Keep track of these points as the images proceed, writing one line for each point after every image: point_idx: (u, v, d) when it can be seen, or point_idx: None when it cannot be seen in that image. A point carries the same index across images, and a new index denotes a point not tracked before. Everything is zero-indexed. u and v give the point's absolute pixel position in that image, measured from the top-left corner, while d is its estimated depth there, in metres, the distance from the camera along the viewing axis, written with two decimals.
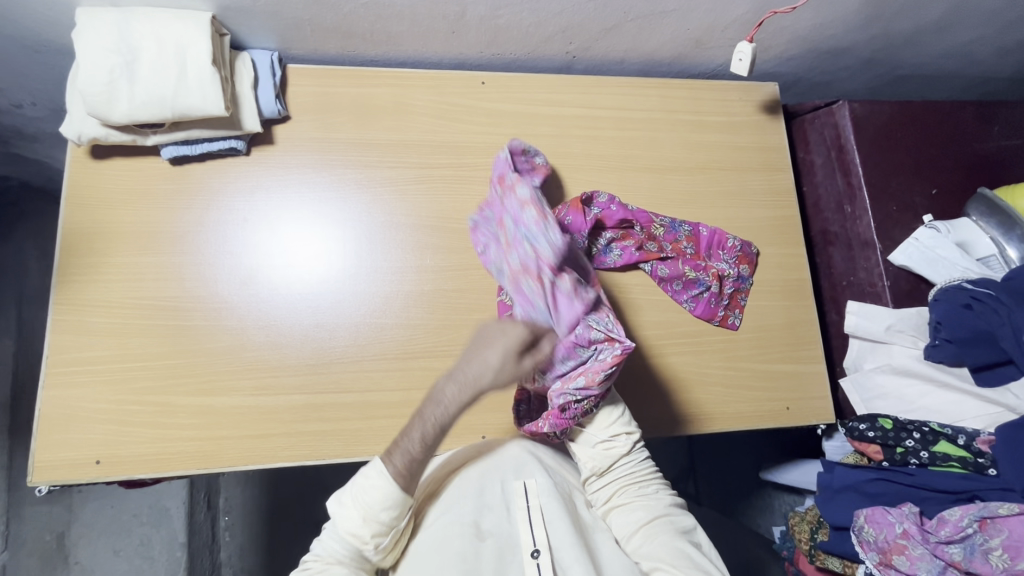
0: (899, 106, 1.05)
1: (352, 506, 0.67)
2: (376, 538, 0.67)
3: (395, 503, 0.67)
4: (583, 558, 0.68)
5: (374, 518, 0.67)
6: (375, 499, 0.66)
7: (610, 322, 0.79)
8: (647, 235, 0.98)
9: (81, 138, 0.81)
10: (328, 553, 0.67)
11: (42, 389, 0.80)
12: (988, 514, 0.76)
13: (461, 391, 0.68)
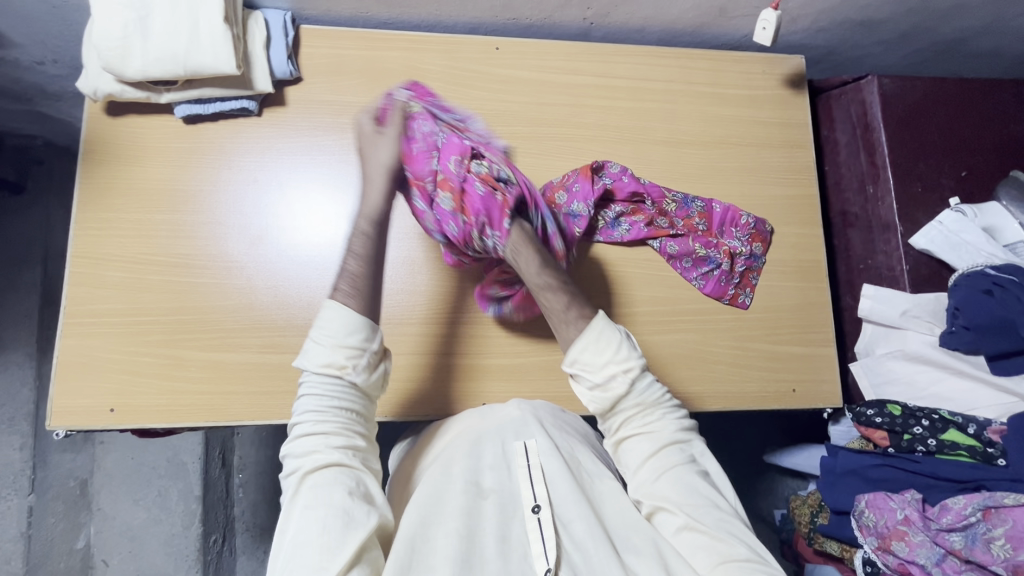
0: (932, 83, 1.00)
1: (318, 349, 0.66)
2: (354, 363, 0.66)
3: (357, 328, 0.67)
4: (585, 513, 0.68)
5: (342, 345, 0.66)
6: (336, 329, 0.66)
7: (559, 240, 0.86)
8: (658, 210, 0.96)
9: (97, 93, 0.83)
10: (314, 427, 0.64)
11: (60, 338, 0.83)
12: (993, 503, 0.75)
13: (370, 223, 0.73)
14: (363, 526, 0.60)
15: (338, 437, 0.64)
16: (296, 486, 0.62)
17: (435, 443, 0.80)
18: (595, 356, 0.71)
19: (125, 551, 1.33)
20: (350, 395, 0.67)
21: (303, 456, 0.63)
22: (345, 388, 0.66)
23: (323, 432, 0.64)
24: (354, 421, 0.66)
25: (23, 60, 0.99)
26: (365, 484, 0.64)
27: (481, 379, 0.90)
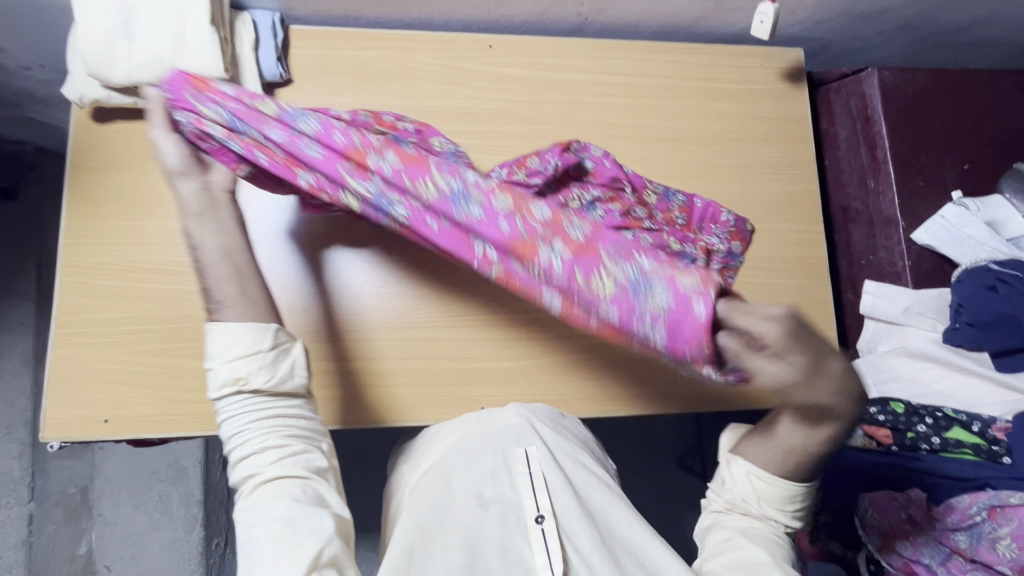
0: (933, 74, 0.98)
1: (212, 374, 0.59)
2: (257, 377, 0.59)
3: (251, 337, 0.59)
4: (588, 527, 0.68)
5: (241, 360, 0.59)
6: (229, 343, 0.59)
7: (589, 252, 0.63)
8: (637, 201, 0.89)
9: (83, 99, 0.81)
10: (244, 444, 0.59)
11: (51, 348, 0.81)
12: (998, 502, 0.74)
13: (199, 202, 0.64)
14: (317, 535, 0.56)
15: (269, 452, 0.59)
16: (243, 507, 0.58)
17: (433, 448, 0.79)
18: (762, 484, 0.65)
19: (126, 556, 1.32)
20: (261, 407, 0.60)
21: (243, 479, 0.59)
22: (252, 402, 0.60)
23: (250, 452, 0.59)
24: (281, 430, 0.60)
25: (9, 65, 0.97)
26: (315, 489, 0.59)
27: (478, 383, 0.89)
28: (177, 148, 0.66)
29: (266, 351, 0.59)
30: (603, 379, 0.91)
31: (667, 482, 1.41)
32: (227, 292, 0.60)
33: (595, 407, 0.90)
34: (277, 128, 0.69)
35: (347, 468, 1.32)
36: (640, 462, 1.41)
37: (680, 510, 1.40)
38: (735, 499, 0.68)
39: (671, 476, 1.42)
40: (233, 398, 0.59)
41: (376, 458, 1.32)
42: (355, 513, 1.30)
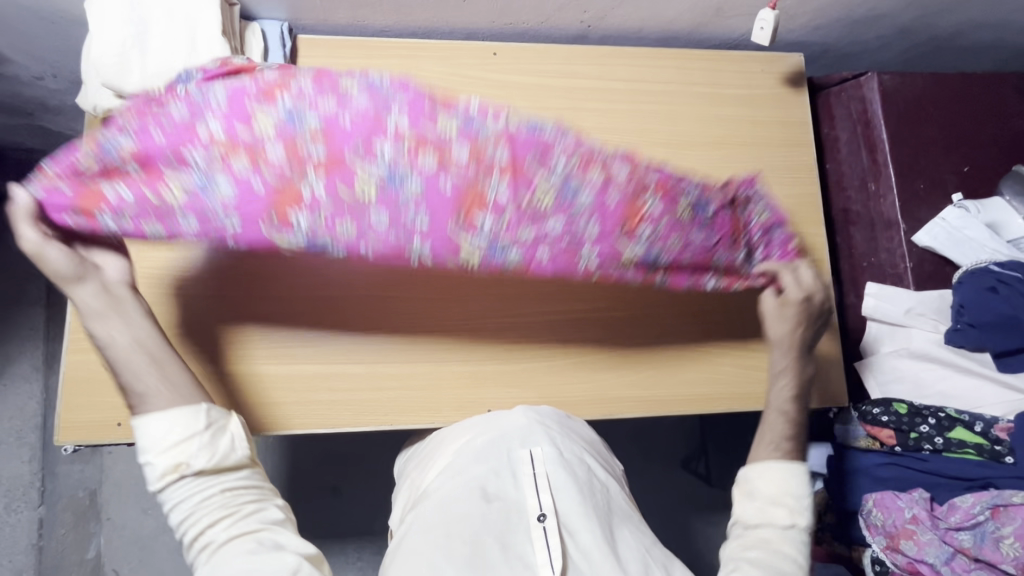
0: (932, 79, 0.99)
1: (151, 466, 0.61)
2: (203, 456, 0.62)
3: (180, 421, 0.62)
4: (592, 525, 0.69)
5: (173, 447, 0.61)
6: (159, 435, 0.61)
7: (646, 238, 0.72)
8: None
9: (97, 109, 0.83)
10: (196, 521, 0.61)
11: (66, 353, 0.83)
12: (1001, 502, 0.76)
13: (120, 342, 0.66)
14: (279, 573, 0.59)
15: (224, 523, 0.61)
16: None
17: (446, 446, 0.81)
18: (762, 483, 0.72)
19: (136, 559, 1.33)
20: (208, 483, 0.62)
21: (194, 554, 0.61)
22: (192, 486, 0.61)
23: (201, 530, 0.60)
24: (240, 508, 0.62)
25: (23, 75, 0.99)
26: (269, 538, 0.62)
27: (484, 386, 0.89)
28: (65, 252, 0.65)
29: (200, 432, 0.62)
30: (607, 381, 0.92)
31: (670, 482, 1.42)
32: (146, 383, 0.64)
33: (599, 408, 0.91)
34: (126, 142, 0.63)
35: (351, 469, 1.33)
36: (643, 463, 1.42)
37: (685, 512, 1.41)
38: (746, 516, 0.70)
39: (673, 476, 1.43)
40: (175, 484, 0.61)
41: (379, 459, 1.34)
42: (359, 513, 1.31)
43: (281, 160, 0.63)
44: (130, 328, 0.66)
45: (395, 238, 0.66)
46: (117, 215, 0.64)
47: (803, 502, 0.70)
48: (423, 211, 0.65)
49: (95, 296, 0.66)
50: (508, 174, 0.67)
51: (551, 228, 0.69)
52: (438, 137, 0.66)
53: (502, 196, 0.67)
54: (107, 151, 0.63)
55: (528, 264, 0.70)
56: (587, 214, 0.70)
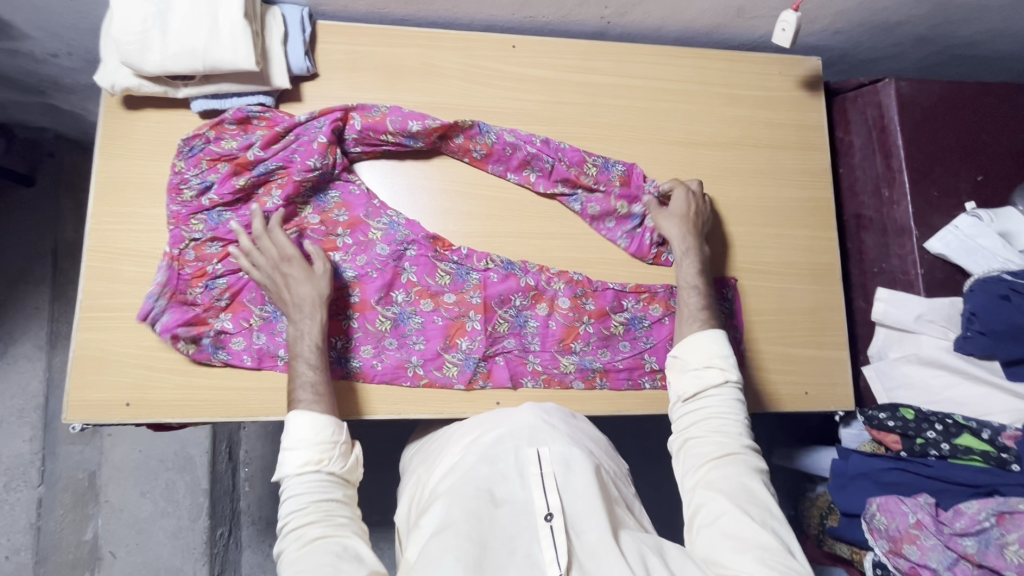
0: (950, 86, 0.99)
1: (295, 454, 0.73)
2: (327, 461, 0.73)
3: (320, 424, 0.75)
4: (599, 526, 0.68)
5: (314, 446, 0.73)
6: (305, 434, 0.74)
7: (591, 347, 0.93)
8: (577, 175, 0.94)
9: (115, 87, 0.83)
10: (300, 518, 0.70)
11: (76, 332, 0.82)
12: (1007, 508, 0.76)
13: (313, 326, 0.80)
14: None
15: (314, 525, 0.69)
16: (287, 567, 0.67)
17: (451, 448, 0.81)
18: (694, 354, 0.82)
19: (132, 543, 1.33)
20: (325, 487, 0.73)
21: (286, 547, 0.69)
22: (318, 478, 0.73)
23: (300, 523, 0.69)
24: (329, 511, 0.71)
25: (37, 52, 0.98)
26: (353, 548, 0.68)
27: (495, 379, 0.89)
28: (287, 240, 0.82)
29: (339, 441, 0.75)
30: (616, 378, 0.92)
31: (669, 483, 1.42)
32: (307, 393, 0.77)
33: (607, 405, 0.92)
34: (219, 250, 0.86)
35: None
36: (642, 462, 1.42)
37: (683, 512, 1.41)
38: (686, 391, 0.80)
39: (671, 477, 1.43)
40: (303, 474, 0.73)
41: (378, 451, 1.33)
42: (357, 504, 1.31)
43: (329, 301, 0.88)
44: (315, 333, 0.80)
45: (401, 361, 0.87)
46: (215, 334, 0.84)
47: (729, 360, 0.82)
48: (420, 339, 0.89)
49: (314, 279, 0.81)
50: (479, 312, 0.91)
51: (508, 345, 0.91)
52: (436, 288, 0.91)
53: (476, 327, 0.90)
54: (208, 288, 0.85)
55: (489, 376, 0.89)
56: (546, 318, 0.92)
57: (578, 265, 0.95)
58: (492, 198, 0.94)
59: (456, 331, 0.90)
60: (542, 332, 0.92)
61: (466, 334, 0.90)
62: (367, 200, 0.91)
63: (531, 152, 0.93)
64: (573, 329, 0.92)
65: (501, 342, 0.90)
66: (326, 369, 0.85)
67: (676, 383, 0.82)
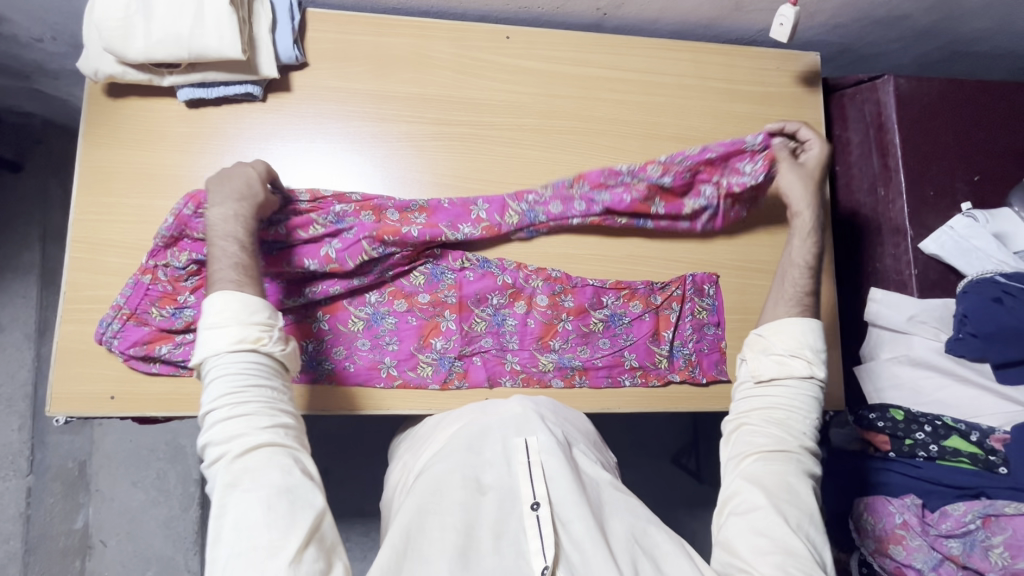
0: (949, 84, 0.98)
1: (225, 331, 0.64)
2: (265, 338, 0.66)
3: (261, 305, 0.67)
4: (586, 515, 0.66)
5: (248, 322, 0.65)
6: (234, 311, 0.65)
7: (569, 345, 0.92)
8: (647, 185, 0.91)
9: (98, 74, 0.81)
10: (234, 410, 0.62)
11: (60, 323, 0.81)
12: (992, 512, 0.77)
13: (235, 224, 0.72)
14: (312, 495, 0.60)
15: (258, 417, 0.62)
16: (226, 471, 0.60)
17: (438, 435, 0.80)
18: (778, 340, 0.77)
19: (124, 531, 1.33)
20: (262, 377, 0.65)
21: (227, 445, 0.61)
22: (255, 365, 0.65)
23: (241, 422, 0.62)
24: (275, 403, 0.64)
25: (20, 35, 0.96)
26: (303, 458, 0.63)
27: (484, 374, 0.89)
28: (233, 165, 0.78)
29: (274, 327, 0.67)
30: (607, 375, 0.92)
31: (658, 477, 1.43)
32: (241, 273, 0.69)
33: (597, 402, 0.91)
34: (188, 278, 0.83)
35: (342, 451, 1.32)
36: (632, 456, 1.43)
37: (672, 506, 1.42)
38: (760, 372, 0.77)
39: (660, 471, 1.43)
40: (239, 358, 0.64)
41: (369, 442, 1.33)
42: (349, 495, 1.31)
43: (302, 306, 0.85)
44: (232, 218, 0.72)
45: (375, 360, 0.86)
46: (179, 346, 0.82)
47: (816, 355, 0.77)
48: (394, 339, 0.88)
49: (248, 176, 0.76)
50: (454, 311, 0.89)
51: (485, 344, 0.90)
52: (411, 288, 0.89)
53: (451, 327, 0.89)
54: (173, 316, 0.82)
55: (465, 376, 0.88)
56: (523, 316, 0.91)
57: (568, 260, 0.93)
58: (470, 190, 0.92)
59: (429, 331, 0.88)
60: (519, 331, 0.91)
61: (440, 334, 0.88)
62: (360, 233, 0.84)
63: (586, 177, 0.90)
64: (550, 327, 0.91)
65: (475, 337, 0.90)
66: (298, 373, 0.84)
67: (752, 361, 0.78)
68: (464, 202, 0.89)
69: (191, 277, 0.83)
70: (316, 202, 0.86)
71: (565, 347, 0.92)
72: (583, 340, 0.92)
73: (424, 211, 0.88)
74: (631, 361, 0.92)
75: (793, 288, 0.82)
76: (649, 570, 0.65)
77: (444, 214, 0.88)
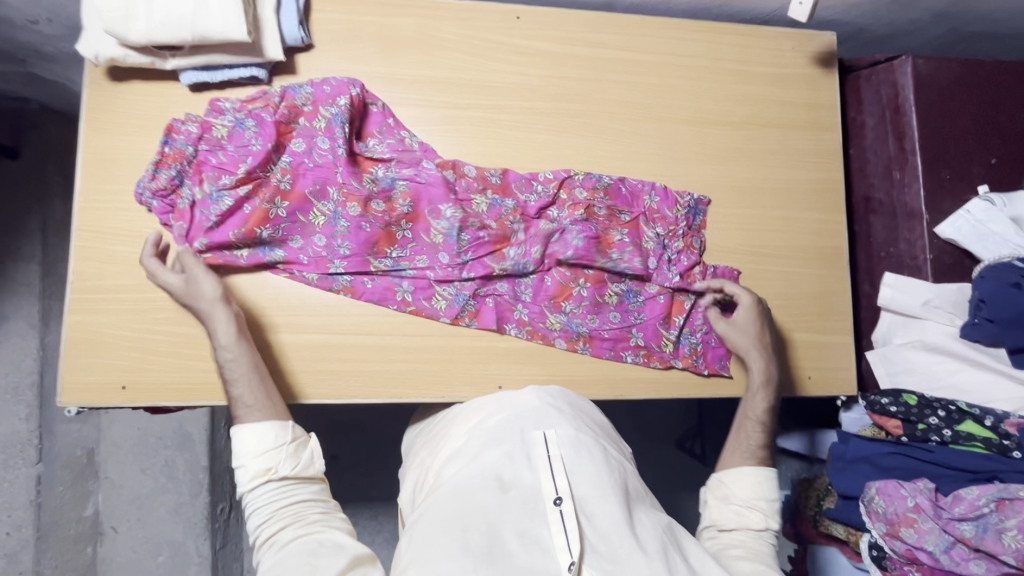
0: (968, 65, 0.96)
1: (244, 469, 0.70)
2: (281, 465, 0.71)
3: (270, 427, 0.71)
4: (610, 509, 0.66)
5: (263, 452, 0.70)
6: (249, 445, 0.71)
7: (582, 310, 0.90)
8: (606, 225, 0.92)
9: (98, 58, 0.78)
10: (271, 525, 0.67)
11: (67, 313, 0.80)
12: (1007, 495, 0.77)
13: (234, 359, 0.74)
14: (330, 570, 0.62)
15: (290, 527, 0.67)
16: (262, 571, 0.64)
17: (456, 434, 0.79)
18: (737, 487, 0.83)
19: (134, 518, 1.34)
20: (288, 492, 0.70)
21: (262, 554, 0.66)
22: (281, 488, 0.70)
23: (272, 532, 0.67)
24: (302, 513, 0.69)
25: (16, 17, 0.93)
26: (329, 540, 0.66)
27: (496, 362, 0.88)
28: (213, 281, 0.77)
29: (287, 442, 0.71)
30: (620, 363, 0.91)
31: (665, 461, 1.44)
32: (245, 390, 0.73)
33: (610, 389, 0.91)
34: (193, 129, 0.81)
35: (350, 438, 1.33)
36: (640, 441, 1.44)
37: (678, 489, 1.43)
38: (720, 522, 0.81)
39: (667, 455, 1.44)
40: (263, 485, 0.70)
41: (378, 429, 1.34)
42: (357, 480, 1.32)
43: (359, 212, 0.84)
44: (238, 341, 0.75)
45: (392, 286, 0.85)
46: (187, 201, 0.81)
47: (773, 504, 0.81)
48: (418, 265, 0.86)
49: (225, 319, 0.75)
50: (473, 253, 0.87)
51: (499, 288, 0.88)
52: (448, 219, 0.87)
53: (472, 266, 0.87)
54: (182, 171, 0.81)
55: (477, 316, 0.88)
56: (547, 266, 0.89)
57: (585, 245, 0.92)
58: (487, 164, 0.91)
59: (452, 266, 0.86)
60: (534, 293, 0.89)
61: (456, 276, 0.86)
62: (382, 117, 0.89)
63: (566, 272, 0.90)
64: (567, 288, 0.90)
65: (494, 285, 0.88)
66: (318, 279, 0.84)
67: (712, 508, 0.83)
68: (432, 245, 0.86)
69: (193, 133, 0.81)
70: (300, 179, 0.83)
71: (578, 315, 0.90)
72: (600, 304, 0.91)
73: (409, 197, 0.86)
74: (641, 336, 0.91)
75: (756, 442, 0.86)
76: (678, 564, 0.65)
77: (427, 198, 0.87)
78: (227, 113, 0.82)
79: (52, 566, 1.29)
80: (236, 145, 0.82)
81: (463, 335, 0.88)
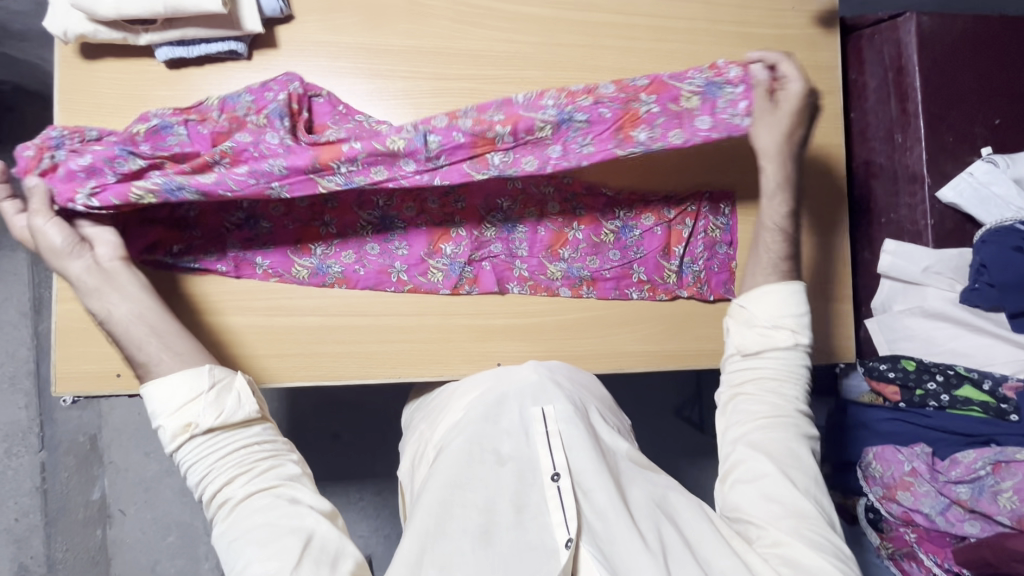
0: (972, 22, 0.93)
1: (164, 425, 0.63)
2: (201, 416, 0.63)
3: (189, 378, 0.64)
4: (607, 484, 0.66)
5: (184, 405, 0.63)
6: (168, 397, 0.63)
7: (579, 254, 0.88)
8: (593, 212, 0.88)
9: (67, 34, 0.75)
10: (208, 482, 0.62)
11: (55, 303, 0.79)
12: (1004, 458, 0.79)
13: (123, 317, 0.68)
14: (298, 531, 0.59)
15: (238, 478, 0.62)
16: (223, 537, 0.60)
17: (456, 403, 0.79)
18: (756, 310, 0.74)
19: (141, 500, 1.35)
20: (217, 444, 0.63)
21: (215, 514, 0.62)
22: (208, 440, 0.63)
23: (218, 488, 0.62)
24: (243, 462, 0.63)
25: None
26: (287, 492, 0.62)
27: (493, 338, 0.88)
28: (60, 228, 0.68)
29: (205, 392, 0.64)
30: (618, 336, 0.91)
31: (664, 430, 1.45)
32: (151, 351, 0.66)
33: (609, 363, 0.91)
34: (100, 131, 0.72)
35: (350, 416, 1.33)
36: (639, 411, 1.45)
37: (677, 456, 1.45)
38: (743, 345, 0.74)
39: (666, 424, 1.46)
40: (188, 442, 0.63)
41: (378, 406, 1.34)
42: (358, 456, 1.33)
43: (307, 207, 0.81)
44: (125, 296, 0.69)
45: (383, 265, 0.84)
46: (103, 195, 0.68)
47: (802, 320, 0.73)
48: (404, 244, 0.84)
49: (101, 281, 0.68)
50: (462, 217, 0.85)
51: (494, 249, 0.86)
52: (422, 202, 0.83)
53: (462, 232, 0.85)
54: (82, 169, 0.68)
55: (476, 281, 0.86)
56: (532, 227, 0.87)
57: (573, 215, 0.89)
58: None
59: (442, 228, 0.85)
60: (529, 246, 0.87)
61: (451, 237, 0.85)
62: (331, 106, 0.82)
63: (552, 241, 0.87)
64: (559, 232, 0.88)
65: (484, 241, 0.86)
66: (309, 277, 0.82)
67: (735, 335, 0.75)
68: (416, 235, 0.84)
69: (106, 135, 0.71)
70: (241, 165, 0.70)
71: (575, 261, 0.89)
72: (598, 244, 0.89)
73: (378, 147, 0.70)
74: (642, 275, 0.91)
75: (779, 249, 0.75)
76: (673, 537, 0.65)
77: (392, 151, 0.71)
78: (155, 118, 0.74)
79: (63, 549, 1.31)
80: (158, 135, 0.72)
81: (459, 314, 0.87)
